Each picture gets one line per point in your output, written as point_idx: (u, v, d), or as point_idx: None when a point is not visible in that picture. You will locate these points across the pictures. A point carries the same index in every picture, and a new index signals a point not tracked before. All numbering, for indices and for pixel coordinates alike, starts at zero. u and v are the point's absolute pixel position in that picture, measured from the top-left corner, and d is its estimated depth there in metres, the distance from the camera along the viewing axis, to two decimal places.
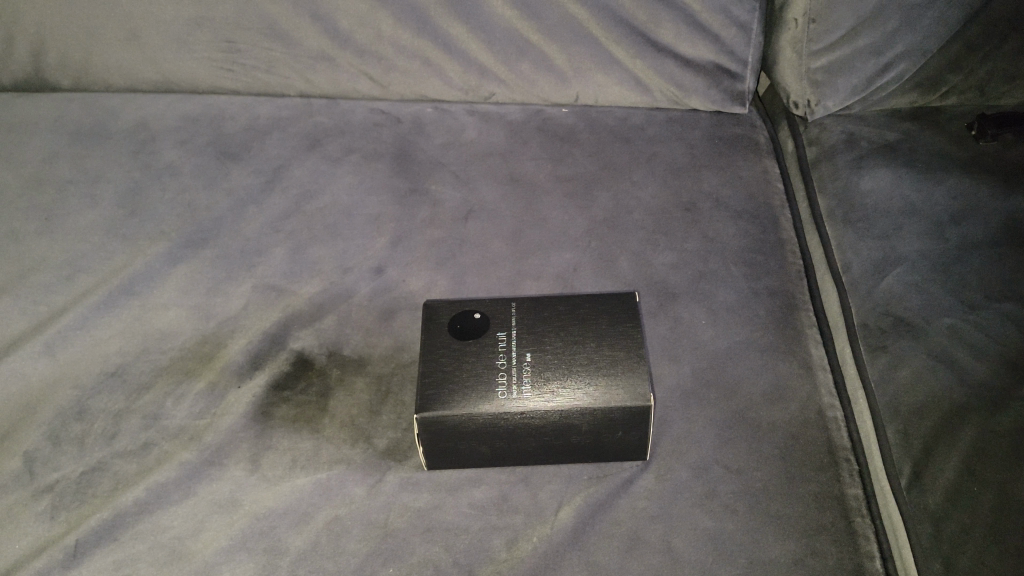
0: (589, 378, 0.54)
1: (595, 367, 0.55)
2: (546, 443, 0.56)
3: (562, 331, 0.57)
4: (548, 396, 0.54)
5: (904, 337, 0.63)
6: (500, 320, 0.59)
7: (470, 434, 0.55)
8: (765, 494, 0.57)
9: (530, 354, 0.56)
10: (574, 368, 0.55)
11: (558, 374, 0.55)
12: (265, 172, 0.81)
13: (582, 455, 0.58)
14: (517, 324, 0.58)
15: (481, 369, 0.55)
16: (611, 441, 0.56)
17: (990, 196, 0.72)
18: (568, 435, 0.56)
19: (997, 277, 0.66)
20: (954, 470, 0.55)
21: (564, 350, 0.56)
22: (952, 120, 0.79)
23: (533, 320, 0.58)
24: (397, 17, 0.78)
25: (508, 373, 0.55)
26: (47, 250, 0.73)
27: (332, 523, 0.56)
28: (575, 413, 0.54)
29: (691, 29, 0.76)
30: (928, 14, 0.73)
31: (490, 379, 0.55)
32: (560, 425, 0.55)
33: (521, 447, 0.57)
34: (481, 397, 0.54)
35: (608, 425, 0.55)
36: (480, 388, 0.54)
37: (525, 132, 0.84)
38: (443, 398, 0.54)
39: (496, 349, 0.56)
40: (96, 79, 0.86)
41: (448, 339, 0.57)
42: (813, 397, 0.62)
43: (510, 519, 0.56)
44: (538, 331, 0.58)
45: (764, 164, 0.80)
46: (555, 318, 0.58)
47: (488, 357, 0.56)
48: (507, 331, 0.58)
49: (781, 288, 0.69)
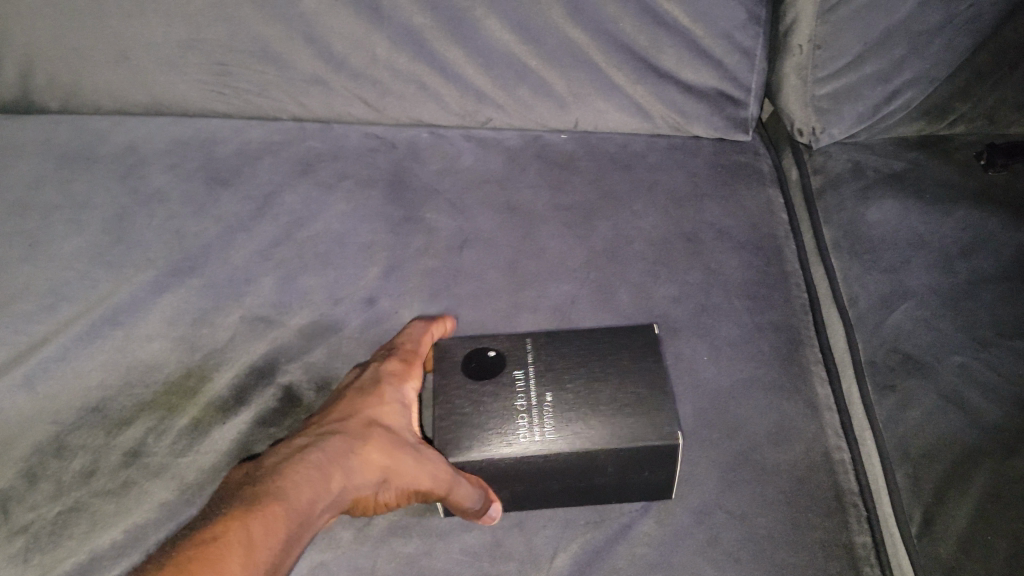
0: (614, 418, 0.52)
1: (620, 407, 0.53)
2: (548, 489, 0.54)
3: (582, 366, 0.56)
4: (572, 437, 0.52)
5: (913, 376, 0.61)
6: (515, 354, 0.57)
7: (493, 478, 0.53)
8: (770, 542, 0.54)
9: (552, 392, 0.54)
10: (597, 408, 0.53)
11: (583, 414, 0.53)
12: (256, 198, 0.79)
13: (580, 497, 0.56)
14: (534, 361, 0.56)
15: (500, 410, 0.53)
16: (616, 483, 0.54)
17: (1000, 228, 0.70)
18: (596, 478, 0.53)
19: (1009, 313, 0.64)
20: (967, 517, 0.54)
21: (585, 388, 0.54)
22: (959, 149, 0.77)
23: (552, 355, 0.57)
24: (392, 40, 0.76)
25: (527, 414, 0.53)
26: (29, 279, 0.71)
27: (317, 569, 0.53)
28: (599, 455, 0.51)
29: (693, 54, 0.75)
30: (936, 41, 0.71)
31: (508, 422, 0.53)
32: (583, 469, 0.52)
33: (524, 493, 0.55)
34: (503, 441, 0.52)
35: (635, 469, 0.53)
36: (500, 433, 0.52)
37: (523, 158, 0.82)
38: (459, 445, 0.52)
39: (514, 387, 0.54)
40: (84, 102, 0.84)
41: (461, 379, 0.55)
42: (820, 438, 0.60)
43: (504, 566, 0.54)
44: (557, 368, 0.56)
45: (769, 194, 0.78)
46: (574, 354, 0.57)
47: (505, 398, 0.54)
48: (523, 368, 0.56)
49: (785, 322, 0.67)
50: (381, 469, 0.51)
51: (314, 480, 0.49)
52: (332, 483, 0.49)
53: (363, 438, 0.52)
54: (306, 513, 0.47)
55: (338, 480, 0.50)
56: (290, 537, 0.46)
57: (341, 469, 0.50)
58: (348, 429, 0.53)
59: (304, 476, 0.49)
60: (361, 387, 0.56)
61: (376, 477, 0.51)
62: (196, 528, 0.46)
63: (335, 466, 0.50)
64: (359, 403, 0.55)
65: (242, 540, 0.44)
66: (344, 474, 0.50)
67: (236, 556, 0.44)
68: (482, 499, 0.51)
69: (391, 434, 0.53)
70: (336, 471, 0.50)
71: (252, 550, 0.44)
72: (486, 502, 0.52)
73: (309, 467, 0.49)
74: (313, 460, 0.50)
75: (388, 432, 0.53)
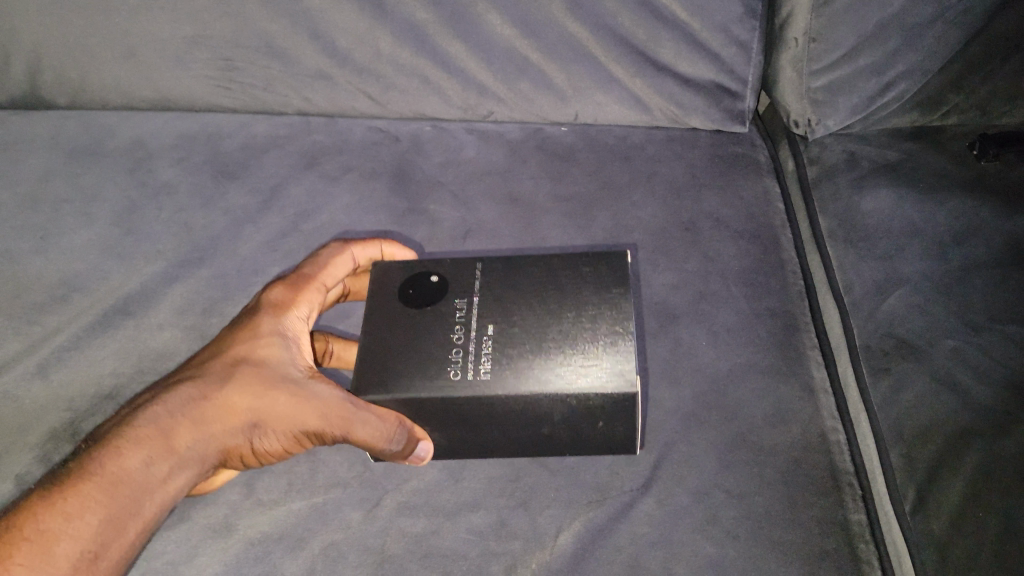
0: (563, 358, 0.52)
1: (569, 343, 0.53)
2: (508, 433, 0.56)
3: (534, 300, 0.56)
4: (511, 378, 0.52)
5: (907, 360, 0.63)
6: (460, 287, 0.57)
7: (426, 414, 0.53)
8: (767, 520, 0.56)
9: (494, 326, 0.54)
10: (545, 343, 0.53)
11: (529, 352, 0.53)
12: (262, 191, 0.80)
13: (555, 447, 0.58)
14: (481, 290, 0.57)
15: (431, 345, 0.54)
16: (597, 432, 0.56)
17: (992, 216, 0.72)
18: (544, 422, 0.54)
19: (1000, 299, 0.66)
20: (959, 495, 0.56)
21: (534, 322, 0.54)
22: (953, 139, 0.79)
23: (502, 287, 0.57)
24: (394, 35, 0.77)
25: (463, 349, 0.53)
26: (41, 270, 0.73)
27: (328, 549, 0.56)
28: (541, 398, 0.51)
29: (691, 47, 0.76)
30: (929, 33, 0.72)
31: (440, 357, 0.53)
32: (532, 414, 0.53)
33: (483, 436, 0.56)
34: (429, 377, 0.52)
35: (590, 415, 0.53)
36: (428, 369, 0.53)
37: (524, 151, 0.83)
38: (383, 380, 0.52)
39: (452, 320, 0.55)
40: (93, 98, 0.85)
41: (398, 310, 0.56)
42: (816, 420, 0.61)
43: (509, 545, 0.55)
44: (508, 301, 0.56)
45: (765, 184, 0.79)
46: (529, 283, 0.57)
47: (441, 331, 0.54)
48: (467, 299, 0.56)
49: (782, 308, 0.68)
50: (249, 412, 0.55)
51: (159, 434, 0.53)
52: (182, 434, 0.53)
53: (223, 380, 0.55)
54: (145, 471, 0.52)
55: (189, 430, 0.54)
56: (126, 496, 0.51)
57: (192, 417, 0.54)
58: (214, 369, 0.56)
59: (149, 431, 0.53)
60: (244, 322, 0.59)
61: (247, 421, 0.55)
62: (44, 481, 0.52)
63: (184, 417, 0.54)
64: (235, 341, 0.58)
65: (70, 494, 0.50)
66: (204, 420, 0.54)
67: (55, 525, 0.49)
68: (403, 438, 0.52)
69: (257, 371, 0.56)
70: (195, 420, 0.54)
71: (74, 516, 0.50)
72: (411, 440, 0.53)
73: (156, 423, 0.54)
74: (160, 412, 0.54)
75: (257, 368, 0.56)
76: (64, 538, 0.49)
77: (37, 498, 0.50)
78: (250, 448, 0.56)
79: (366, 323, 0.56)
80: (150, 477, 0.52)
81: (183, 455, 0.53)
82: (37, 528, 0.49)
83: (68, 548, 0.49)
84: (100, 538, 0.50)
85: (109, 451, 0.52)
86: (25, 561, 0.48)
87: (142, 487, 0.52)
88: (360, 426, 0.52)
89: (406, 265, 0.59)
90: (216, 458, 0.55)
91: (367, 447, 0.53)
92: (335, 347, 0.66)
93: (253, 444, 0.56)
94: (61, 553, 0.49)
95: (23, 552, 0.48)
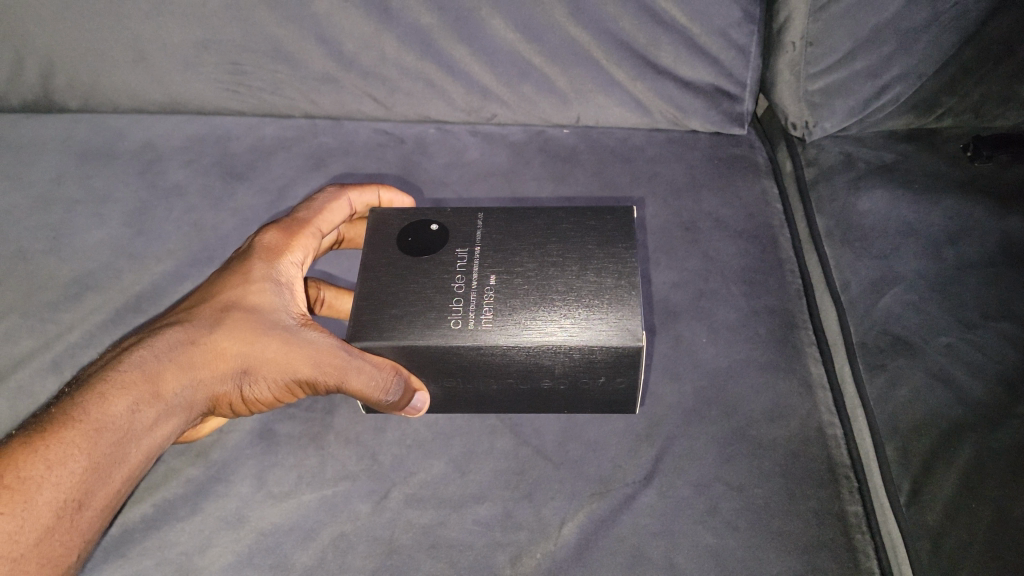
0: (566, 311, 0.55)
1: (574, 296, 0.56)
2: (505, 385, 0.58)
3: (536, 252, 0.59)
4: (512, 329, 0.54)
5: (902, 356, 0.64)
6: (461, 237, 0.60)
7: (425, 364, 0.56)
8: (766, 511, 0.57)
9: (495, 276, 0.57)
10: (547, 295, 0.56)
11: (531, 303, 0.55)
12: (270, 192, 0.82)
13: (550, 403, 0.61)
14: (483, 243, 0.60)
15: (432, 293, 0.56)
16: (594, 386, 0.58)
17: (986, 217, 0.73)
18: (541, 373, 0.57)
19: (993, 296, 0.67)
20: (953, 486, 0.57)
21: (536, 274, 0.57)
22: (946, 141, 0.80)
23: (504, 238, 0.60)
24: (400, 39, 0.79)
25: (464, 300, 0.56)
26: (55, 269, 0.75)
27: (338, 539, 0.57)
28: (541, 350, 0.54)
29: (690, 51, 0.78)
30: (924, 38, 0.74)
31: (441, 305, 0.56)
32: (528, 366, 0.56)
33: (478, 388, 0.59)
34: (430, 324, 0.55)
35: (588, 369, 0.56)
36: (430, 315, 0.55)
37: (527, 153, 0.84)
38: (384, 327, 0.55)
39: (454, 270, 0.58)
40: (103, 101, 0.87)
41: (401, 260, 0.59)
42: (813, 415, 0.63)
43: (515, 535, 0.57)
44: (508, 253, 0.59)
45: (763, 185, 0.80)
46: (531, 237, 0.60)
47: (442, 281, 0.57)
48: (468, 250, 0.59)
49: (781, 306, 0.70)
50: (240, 358, 0.56)
51: (146, 378, 0.53)
52: (170, 379, 0.54)
53: (212, 325, 0.56)
54: (130, 416, 0.52)
55: (177, 376, 0.54)
56: (109, 443, 0.51)
57: (179, 362, 0.55)
58: (204, 315, 0.57)
59: (136, 375, 0.53)
60: (234, 268, 0.60)
61: (238, 366, 0.56)
62: (27, 423, 0.52)
63: (170, 362, 0.54)
64: (224, 287, 0.59)
65: (55, 436, 0.50)
66: (193, 365, 0.55)
67: (39, 471, 0.49)
68: (399, 389, 0.54)
69: (248, 318, 0.56)
70: (184, 364, 0.55)
71: (58, 462, 0.49)
72: (407, 391, 0.55)
73: (143, 367, 0.54)
74: (147, 356, 0.54)
75: (247, 313, 0.57)
76: (47, 485, 0.49)
77: (20, 436, 0.50)
78: (237, 395, 0.57)
79: (366, 271, 0.58)
80: (135, 422, 0.52)
81: (168, 402, 0.54)
82: (18, 475, 0.48)
83: (52, 496, 0.49)
84: (83, 485, 0.50)
85: (95, 396, 0.52)
86: (7, 509, 0.47)
87: (127, 433, 0.52)
88: (356, 375, 0.53)
89: (407, 217, 0.62)
90: (202, 404, 0.56)
91: (362, 397, 0.54)
92: (328, 296, 0.69)
93: (245, 390, 0.57)
94: (45, 501, 0.48)
95: (5, 499, 0.47)
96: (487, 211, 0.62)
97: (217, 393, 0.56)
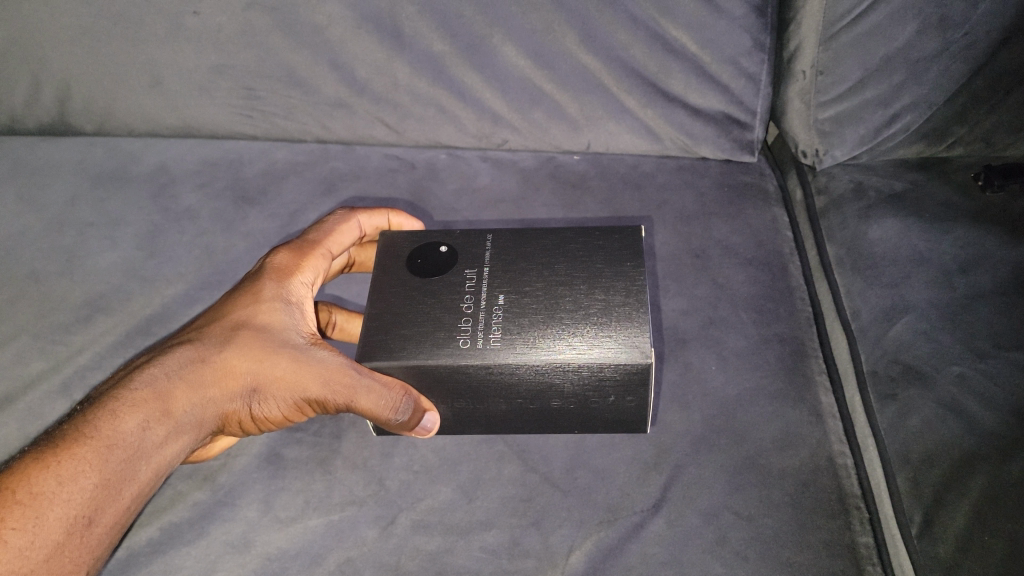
0: (575, 329, 0.55)
1: (583, 314, 0.56)
2: (517, 406, 0.58)
3: (545, 271, 0.59)
4: (521, 349, 0.54)
5: (913, 386, 0.64)
6: (470, 258, 0.61)
7: (436, 385, 0.56)
8: (776, 541, 0.57)
9: (504, 295, 0.57)
10: (558, 314, 0.56)
11: (541, 322, 0.55)
12: (281, 216, 0.82)
13: (562, 425, 0.62)
14: (492, 262, 0.60)
15: (442, 313, 0.57)
16: (606, 407, 0.58)
17: (998, 246, 0.73)
18: (552, 394, 0.57)
19: (1005, 326, 0.67)
20: (965, 518, 0.57)
21: (545, 292, 0.57)
22: (958, 170, 0.80)
23: (513, 258, 0.60)
24: (412, 66, 0.80)
25: (473, 319, 0.56)
26: (67, 291, 0.75)
27: (343, 565, 0.57)
28: (551, 369, 0.54)
29: (700, 79, 0.78)
30: (934, 68, 0.74)
31: (450, 325, 0.56)
32: (540, 386, 0.56)
33: (491, 409, 0.59)
34: (440, 343, 0.55)
35: (598, 389, 0.56)
36: (439, 335, 0.55)
37: (537, 178, 0.85)
38: (394, 348, 0.55)
39: (464, 289, 0.58)
40: (118, 125, 0.88)
41: (411, 280, 0.59)
42: (823, 444, 0.62)
43: (521, 563, 0.56)
44: (518, 272, 0.59)
45: (774, 213, 0.80)
46: (539, 256, 0.60)
47: (451, 301, 0.57)
48: (477, 270, 0.59)
49: (790, 335, 0.70)
50: (249, 377, 0.56)
51: (156, 396, 0.53)
52: (180, 397, 0.54)
53: (222, 344, 0.56)
54: (141, 434, 0.52)
55: (187, 394, 0.54)
56: (120, 460, 0.51)
57: (189, 381, 0.55)
58: (214, 335, 0.57)
59: (147, 393, 0.53)
60: (244, 289, 0.61)
61: (247, 385, 0.56)
62: (38, 441, 0.52)
63: (180, 380, 0.55)
64: (234, 307, 0.59)
65: (64, 453, 0.50)
66: (202, 383, 0.55)
67: (50, 487, 0.48)
68: (409, 408, 0.53)
69: (257, 337, 0.57)
70: (194, 381, 0.55)
71: (69, 478, 0.49)
72: (417, 411, 0.55)
73: (153, 386, 0.54)
74: (157, 374, 0.55)
75: (257, 333, 0.57)
76: (59, 501, 0.48)
77: (32, 453, 0.50)
78: (248, 413, 0.57)
79: (376, 291, 0.59)
80: (145, 439, 0.52)
81: (178, 420, 0.54)
82: (29, 491, 0.48)
83: (63, 512, 0.48)
84: (94, 502, 0.50)
85: (106, 414, 0.52)
86: (18, 525, 0.47)
87: (138, 450, 0.52)
88: (366, 395, 0.53)
89: (416, 238, 0.63)
90: (212, 423, 0.56)
91: (372, 416, 0.54)
92: (339, 320, 0.69)
93: (255, 410, 0.57)
94: (57, 517, 0.48)
95: (16, 514, 0.47)
96: (496, 232, 0.63)
97: (227, 411, 0.56)
